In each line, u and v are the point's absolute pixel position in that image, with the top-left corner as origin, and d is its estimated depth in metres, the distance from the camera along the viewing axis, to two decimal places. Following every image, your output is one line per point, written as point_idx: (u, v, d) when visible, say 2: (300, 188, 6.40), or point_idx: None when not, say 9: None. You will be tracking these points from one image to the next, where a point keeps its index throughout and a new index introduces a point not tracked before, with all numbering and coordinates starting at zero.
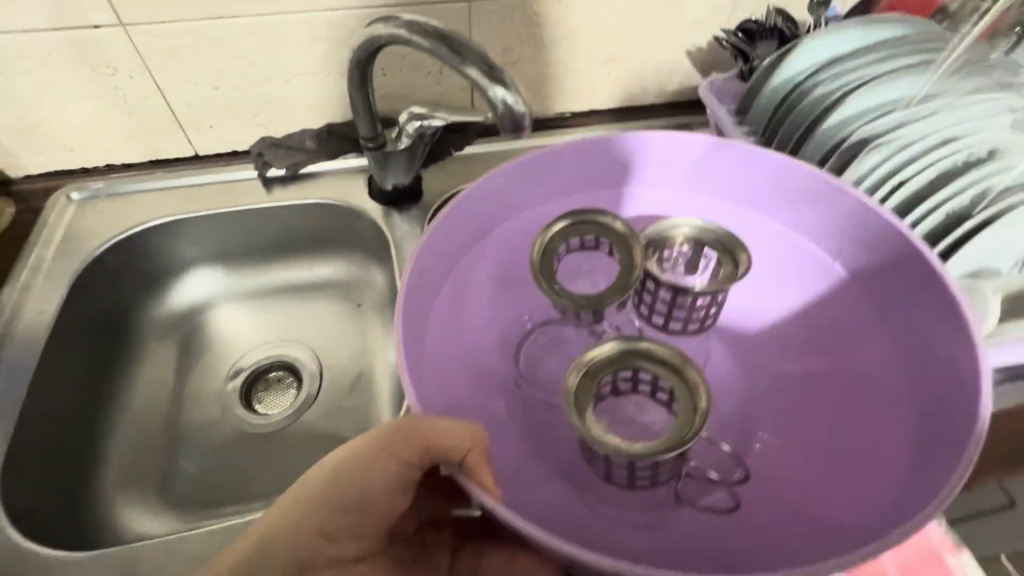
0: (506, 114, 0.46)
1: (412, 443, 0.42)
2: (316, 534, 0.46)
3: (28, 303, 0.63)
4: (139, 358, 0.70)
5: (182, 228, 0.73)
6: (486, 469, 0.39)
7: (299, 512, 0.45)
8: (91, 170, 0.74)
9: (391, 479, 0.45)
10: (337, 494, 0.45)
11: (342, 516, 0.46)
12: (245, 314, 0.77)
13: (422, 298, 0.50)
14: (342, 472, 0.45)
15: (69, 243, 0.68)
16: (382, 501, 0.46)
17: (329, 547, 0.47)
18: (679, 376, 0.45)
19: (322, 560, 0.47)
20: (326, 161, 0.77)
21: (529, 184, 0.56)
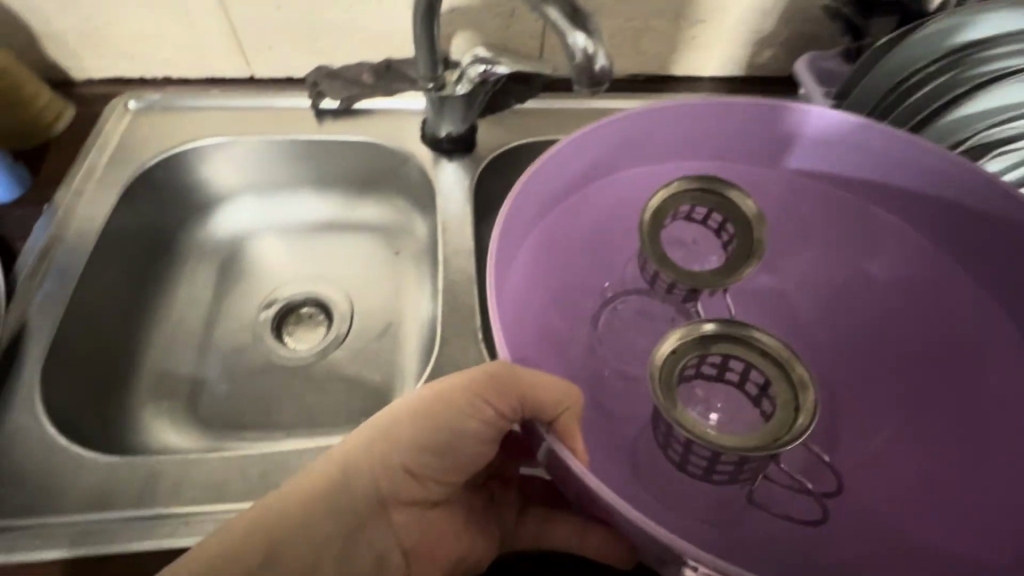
0: (583, 65, 0.43)
1: (506, 396, 0.40)
2: (401, 470, 0.44)
3: (79, 208, 0.64)
4: (181, 277, 0.72)
5: (231, 152, 0.72)
6: (577, 435, 0.39)
7: (380, 446, 0.43)
8: (150, 80, 0.74)
9: (486, 430, 0.42)
10: (428, 436, 0.43)
11: (431, 459, 0.44)
12: (284, 246, 0.77)
13: (516, 235, 0.49)
14: (433, 409, 0.42)
15: (122, 152, 0.68)
16: (472, 447, 0.43)
17: (408, 488, 0.45)
18: (785, 376, 0.42)
19: (396, 500, 0.45)
20: (380, 99, 0.74)
21: (627, 145, 0.53)
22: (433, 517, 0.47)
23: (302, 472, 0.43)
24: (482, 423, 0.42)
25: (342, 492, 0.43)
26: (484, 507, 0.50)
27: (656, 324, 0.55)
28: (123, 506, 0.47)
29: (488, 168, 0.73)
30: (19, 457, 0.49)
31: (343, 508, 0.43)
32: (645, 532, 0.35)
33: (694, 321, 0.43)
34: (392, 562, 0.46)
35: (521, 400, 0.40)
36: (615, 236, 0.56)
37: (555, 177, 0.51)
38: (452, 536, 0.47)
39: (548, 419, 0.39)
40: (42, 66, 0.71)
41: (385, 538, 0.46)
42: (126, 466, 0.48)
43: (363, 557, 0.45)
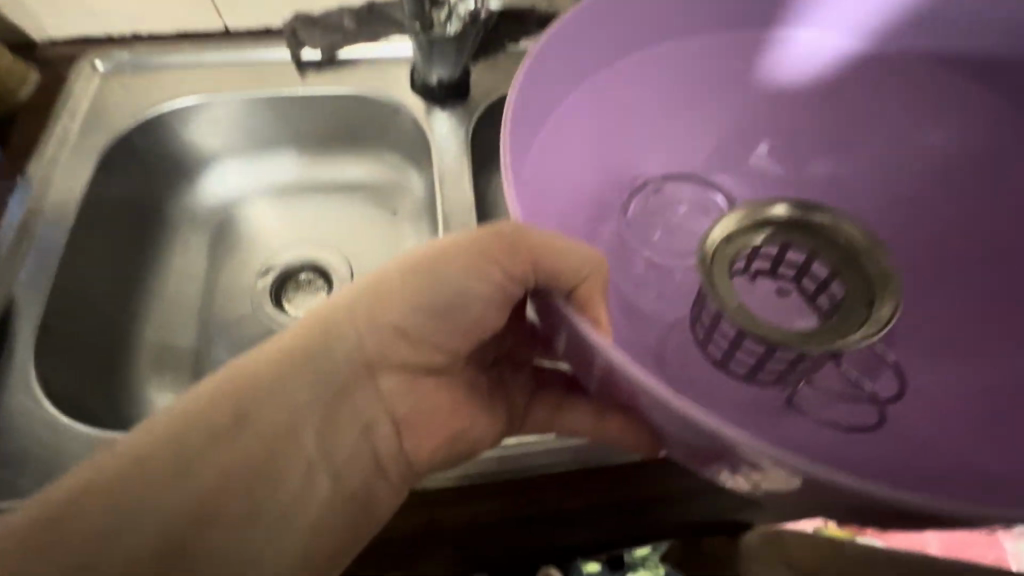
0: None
1: (520, 258, 0.36)
2: (391, 329, 0.40)
3: (56, 178, 0.60)
4: (171, 247, 0.69)
5: (211, 111, 0.68)
6: (598, 307, 0.36)
7: (372, 301, 0.40)
8: (116, 37, 0.69)
9: (489, 289, 0.38)
10: (423, 295, 0.39)
11: (425, 321, 0.40)
12: (277, 211, 0.74)
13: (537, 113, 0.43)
14: (429, 264, 0.39)
15: (94, 116, 0.64)
16: (472, 314, 0.40)
17: (397, 352, 0.41)
18: (852, 267, 0.44)
19: (384, 369, 0.42)
20: (364, 46, 0.69)
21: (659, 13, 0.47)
22: (425, 392, 0.44)
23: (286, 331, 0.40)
24: (488, 289, 0.38)
25: (324, 350, 0.40)
26: (496, 388, 0.46)
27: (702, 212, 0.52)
28: None
29: (485, 114, 0.69)
30: (19, 436, 0.47)
31: (327, 370, 0.40)
32: (688, 427, 0.29)
33: (770, 206, 0.46)
34: (380, 434, 0.43)
35: (530, 254, 0.36)
36: (652, 116, 0.51)
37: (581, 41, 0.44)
38: (447, 414, 0.44)
39: (568, 288, 0.36)
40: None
41: (370, 404, 0.43)
42: None
43: (348, 426, 0.42)
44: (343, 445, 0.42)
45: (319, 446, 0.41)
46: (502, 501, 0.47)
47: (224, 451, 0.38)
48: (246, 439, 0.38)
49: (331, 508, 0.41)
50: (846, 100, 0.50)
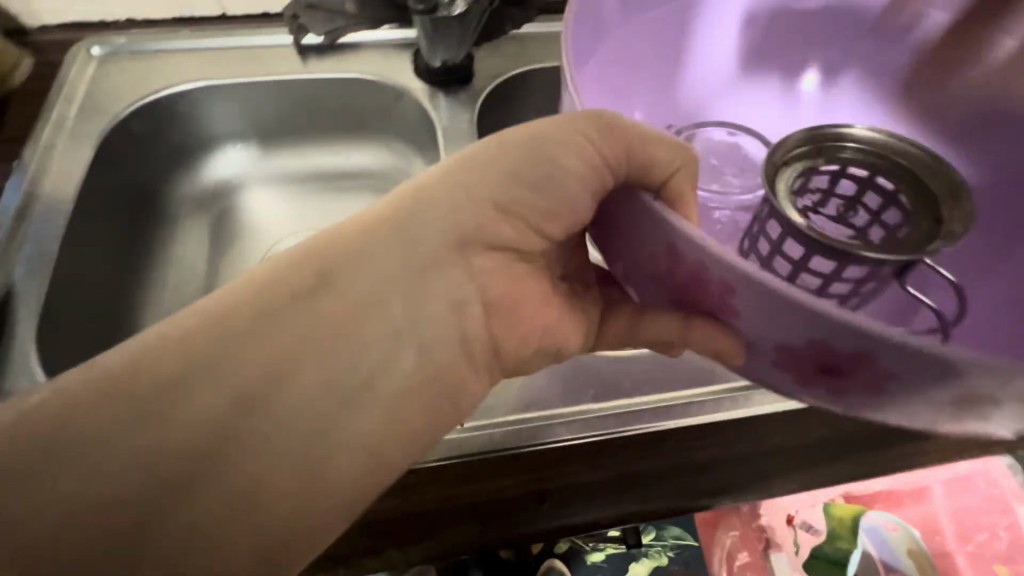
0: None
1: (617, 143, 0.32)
2: (490, 207, 0.33)
3: (53, 161, 0.58)
4: (170, 236, 0.68)
5: (210, 96, 0.66)
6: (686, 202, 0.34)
7: (465, 183, 0.33)
8: (111, 23, 0.68)
9: (588, 172, 0.32)
10: (513, 167, 0.33)
11: (524, 196, 0.33)
12: (279, 199, 0.73)
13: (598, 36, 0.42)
14: (526, 142, 0.33)
15: (90, 102, 0.62)
16: (577, 202, 0.33)
17: (495, 235, 0.34)
18: (920, 185, 0.41)
19: (478, 248, 0.34)
20: (365, 31, 0.68)
21: None
22: (518, 282, 0.36)
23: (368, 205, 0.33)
24: (587, 170, 0.32)
25: (398, 229, 0.32)
26: (574, 296, 0.40)
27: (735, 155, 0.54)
28: None
29: (490, 98, 0.68)
30: None
31: (413, 243, 0.32)
32: (787, 313, 0.27)
33: (854, 128, 0.44)
34: (467, 322, 0.34)
35: (627, 141, 0.32)
36: (687, 62, 0.52)
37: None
38: (539, 309, 0.37)
39: (662, 180, 0.33)
40: None
41: (447, 288, 0.33)
42: None
43: (430, 311, 0.32)
44: (421, 327, 0.32)
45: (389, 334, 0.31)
46: (524, 475, 0.46)
47: (274, 340, 0.29)
48: (289, 330, 0.30)
49: (413, 394, 0.32)
50: (850, 60, 0.55)
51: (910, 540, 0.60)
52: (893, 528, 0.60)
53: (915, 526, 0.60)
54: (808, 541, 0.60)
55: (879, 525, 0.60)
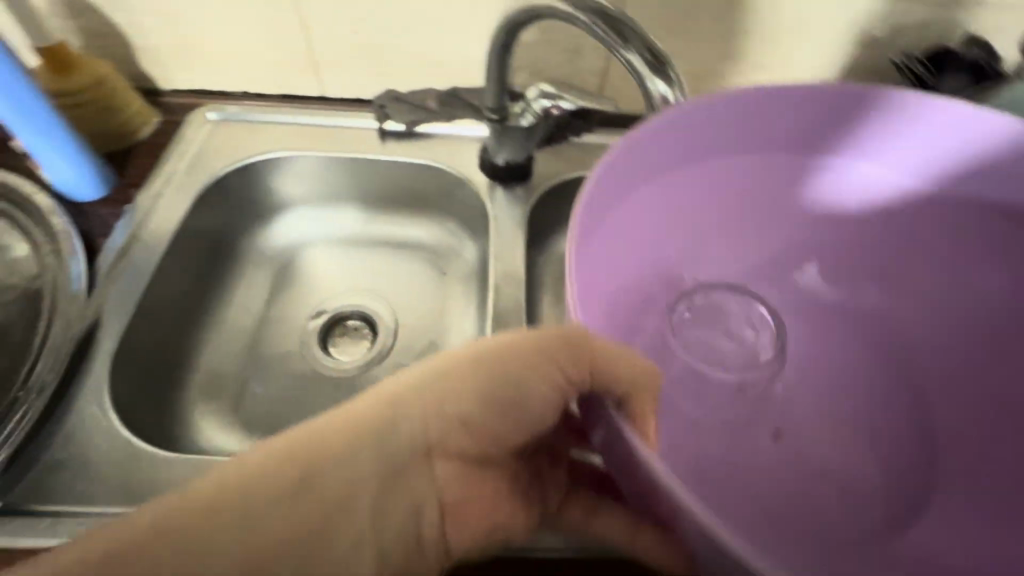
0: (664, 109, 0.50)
1: (579, 361, 0.41)
2: (461, 423, 0.43)
3: (159, 210, 0.67)
4: (237, 280, 0.75)
5: (297, 164, 0.75)
6: (648, 418, 0.40)
7: (445, 389, 0.42)
8: (228, 93, 0.79)
9: (549, 389, 0.42)
10: (489, 388, 0.42)
11: (490, 416, 0.43)
12: (335, 258, 0.80)
13: (630, 187, 0.51)
14: (500, 358, 0.42)
15: (199, 159, 0.72)
16: (540, 412, 0.43)
17: (455, 443, 0.44)
18: None
19: (444, 456, 0.44)
20: (441, 124, 0.76)
21: (706, 142, 0.52)
22: (475, 479, 0.46)
23: (360, 402, 0.42)
24: (550, 390, 0.42)
25: (394, 431, 0.41)
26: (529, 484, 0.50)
27: (736, 317, 0.59)
28: None
29: (544, 195, 0.74)
30: (86, 445, 0.50)
31: (390, 450, 0.41)
32: (715, 545, 0.34)
33: None
34: (427, 514, 0.44)
35: (590, 364, 0.40)
36: (697, 226, 0.59)
37: (682, 146, 0.52)
38: (492, 504, 0.47)
39: (618, 396, 0.40)
40: (133, 74, 0.76)
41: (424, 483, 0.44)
42: (180, 466, 0.50)
43: (402, 506, 0.42)
44: (395, 517, 0.42)
45: (372, 521, 0.40)
46: None
47: (300, 504, 0.38)
48: (314, 501, 0.38)
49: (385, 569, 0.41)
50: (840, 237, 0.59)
51: None
52: None
53: None
54: None
55: None
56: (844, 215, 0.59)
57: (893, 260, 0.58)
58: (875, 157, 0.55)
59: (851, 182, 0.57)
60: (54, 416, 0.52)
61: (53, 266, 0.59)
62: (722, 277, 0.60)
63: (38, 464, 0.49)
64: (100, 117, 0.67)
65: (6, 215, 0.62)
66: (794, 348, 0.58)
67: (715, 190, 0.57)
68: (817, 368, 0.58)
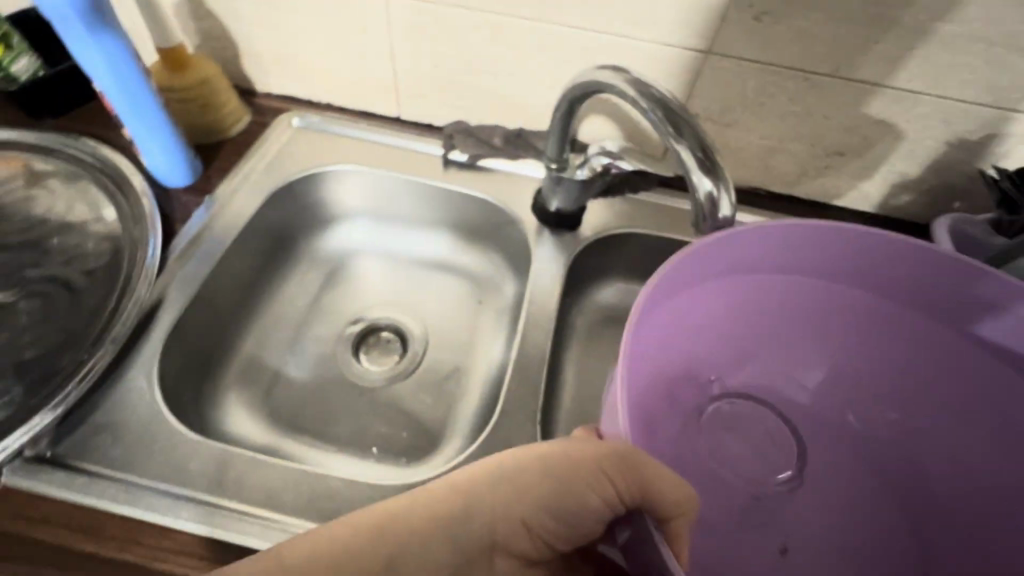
0: (707, 207, 0.50)
1: (627, 482, 0.41)
2: (519, 523, 0.44)
3: (234, 203, 0.73)
4: (290, 276, 0.80)
5: (362, 177, 0.80)
6: (682, 540, 0.42)
7: (509, 494, 0.44)
8: (314, 103, 0.85)
9: (603, 504, 0.43)
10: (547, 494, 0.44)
11: (550, 522, 0.45)
12: (383, 271, 0.83)
13: (684, 284, 0.50)
14: (561, 465, 0.43)
15: (277, 161, 0.78)
16: (589, 523, 0.44)
17: (518, 545, 0.45)
18: None
19: (504, 552, 0.45)
20: (503, 161, 0.79)
21: (770, 261, 0.53)
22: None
23: (425, 490, 0.44)
24: (603, 503, 0.43)
25: (463, 526, 0.43)
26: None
27: (764, 431, 0.59)
28: (193, 485, 0.52)
29: (590, 247, 0.75)
30: (131, 413, 0.56)
31: (460, 543, 0.43)
32: None
33: None
34: None
35: (642, 483, 0.41)
36: (745, 332, 0.58)
37: (742, 257, 0.52)
38: None
39: (661, 513, 0.42)
40: (235, 76, 0.83)
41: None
42: (207, 449, 0.54)
43: None
44: None
45: None
46: None
47: None
48: None
49: None
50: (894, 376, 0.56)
51: None
52: None
53: None
54: None
55: None
56: (906, 359, 0.55)
57: (946, 411, 0.54)
58: (948, 314, 0.52)
59: (917, 328, 0.54)
60: (110, 380, 0.57)
61: (136, 241, 0.66)
62: (753, 388, 0.59)
63: (88, 421, 0.55)
64: (202, 113, 0.75)
65: (106, 189, 0.69)
66: (815, 471, 0.58)
67: (783, 309, 0.56)
68: (836, 494, 0.57)
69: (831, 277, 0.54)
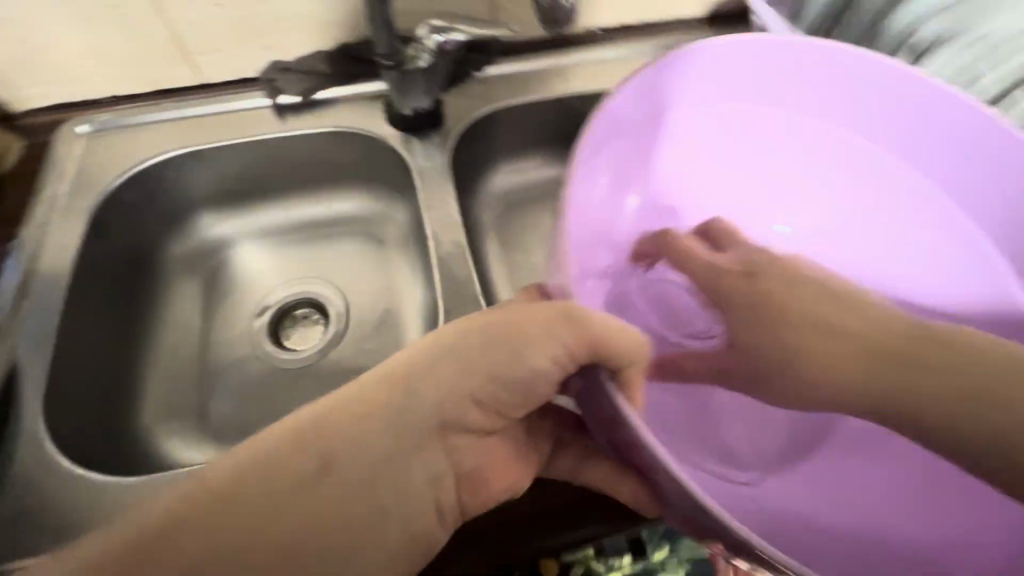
0: (551, 7, 0.49)
1: (578, 336, 0.39)
2: (468, 396, 0.41)
3: (50, 240, 0.61)
4: (165, 297, 0.70)
5: (196, 162, 0.70)
6: (637, 387, 0.41)
7: (459, 365, 0.40)
8: (96, 101, 0.71)
9: (554, 364, 0.40)
10: (499, 360, 0.40)
11: (502, 388, 0.41)
12: (267, 252, 0.76)
13: (621, 132, 0.51)
14: (508, 328, 0.40)
15: (81, 178, 0.65)
16: (543, 384, 0.41)
17: (470, 419, 0.42)
18: None
19: (457, 429, 0.42)
20: (339, 86, 0.73)
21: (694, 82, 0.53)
22: (488, 447, 0.44)
23: (372, 376, 0.40)
24: (552, 363, 0.40)
25: (405, 408, 0.39)
26: (529, 436, 0.48)
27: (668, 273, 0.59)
28: None
29: (461, 138, 0.72)
30: (43, 494, 0.48)
31: (398, 430, 0.39)
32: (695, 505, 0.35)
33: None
34: (444, 488, 0.42)
35: (594, 338, 0.39)
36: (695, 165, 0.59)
37: (666, 84, 0.52)
38: (501, 472, 0.45)
39: (614, 366, 0.40)
40: None
41: (435, 462, 0.41)
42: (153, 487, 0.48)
43: (418, 480, 0.40)
44: (413, 491, 0.40)
45: (395, 501, 0.39)
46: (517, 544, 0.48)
47: (296, 511, 0.36)
48: (322, 490, 0.37)
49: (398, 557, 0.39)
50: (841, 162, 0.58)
51: None
52: None
53: None
54: None
55: None
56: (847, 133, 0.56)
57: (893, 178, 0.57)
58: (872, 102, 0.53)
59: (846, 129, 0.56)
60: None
61: None
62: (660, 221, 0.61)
63: None
64: None
65: None
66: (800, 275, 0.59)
67: (675, 154, 0.59)
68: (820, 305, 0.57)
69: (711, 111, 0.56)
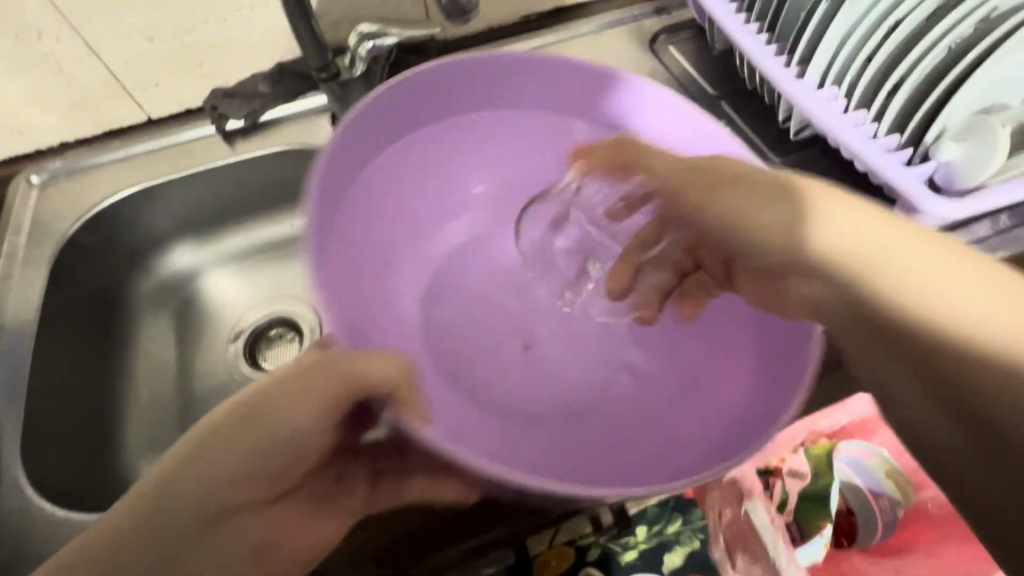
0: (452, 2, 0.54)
1: (333, 379, 0.39)
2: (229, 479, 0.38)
3: (12, 291, 0.62)
4: (139, 333, 0.71)
5: (153, 197, 0.71)
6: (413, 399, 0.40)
7: (222, 445, 0.38)
8: (47, 150, 0.72)
9: (316, 418, 0.40)
10: (249, 437, 0.39)
11: (254, 468, 0.39)
12: (236, 278, 0.76)
13: (383, 137, 0.54)
14: (268, 401, 0.39)
15: (40, 227, 0.66)
16: (307, 440, 0.41)
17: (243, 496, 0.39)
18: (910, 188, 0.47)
19: (229, 518, 0.39)
20: (283, 104, 0.73)
21: (491, 87, 0.56)
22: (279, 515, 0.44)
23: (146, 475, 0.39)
24: (315, 410, 0.40)
25: (176, 500, 0.37)
26: (327, 482, 0.48)
27: (502, 248, 0.64)
28: None
29: None
30: (32, 536, 0.50)
31: (199, 508, 0.38)
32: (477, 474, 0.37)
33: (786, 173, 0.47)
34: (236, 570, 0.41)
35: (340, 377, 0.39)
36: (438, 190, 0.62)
37: (471, 89, 0.56)
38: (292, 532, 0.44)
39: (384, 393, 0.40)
40: None
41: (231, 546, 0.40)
42: None
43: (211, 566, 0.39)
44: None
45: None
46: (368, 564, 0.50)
47: None
48: None
49: None
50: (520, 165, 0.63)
51: (885, 464, 0.62)
52: (868, 456, 0.62)
53: (882, 449, 0.62)
54: (796, 483, 0.62)
55: (853, 455, 0.62)
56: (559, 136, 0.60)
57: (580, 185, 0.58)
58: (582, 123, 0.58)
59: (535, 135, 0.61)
60: None
61: None
62: (438, 240, 0.63)
63: None
64: None
65: None
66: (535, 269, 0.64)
67: (431, 160, 0.60)
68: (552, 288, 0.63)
69: (414, 121, 0.56)
